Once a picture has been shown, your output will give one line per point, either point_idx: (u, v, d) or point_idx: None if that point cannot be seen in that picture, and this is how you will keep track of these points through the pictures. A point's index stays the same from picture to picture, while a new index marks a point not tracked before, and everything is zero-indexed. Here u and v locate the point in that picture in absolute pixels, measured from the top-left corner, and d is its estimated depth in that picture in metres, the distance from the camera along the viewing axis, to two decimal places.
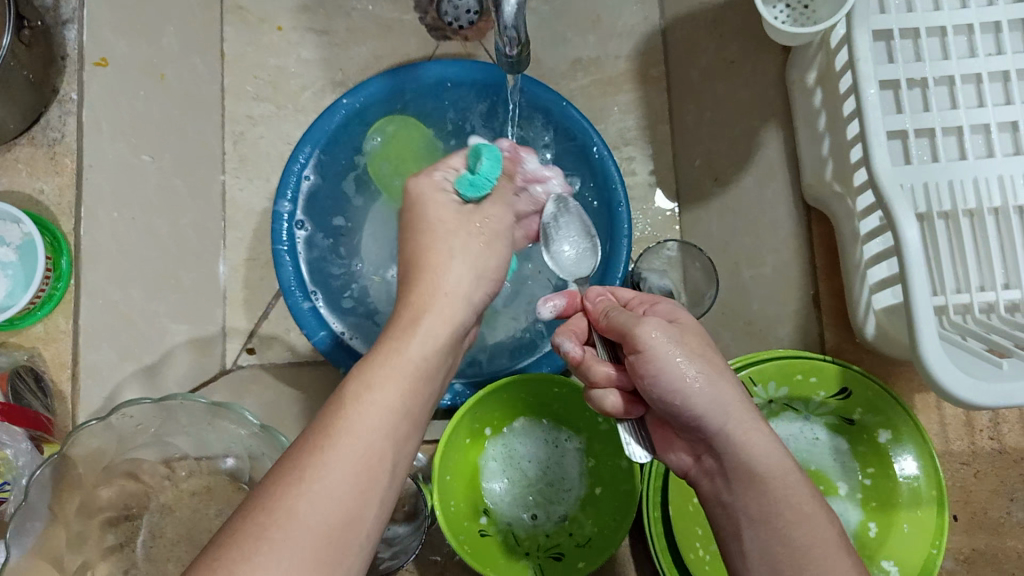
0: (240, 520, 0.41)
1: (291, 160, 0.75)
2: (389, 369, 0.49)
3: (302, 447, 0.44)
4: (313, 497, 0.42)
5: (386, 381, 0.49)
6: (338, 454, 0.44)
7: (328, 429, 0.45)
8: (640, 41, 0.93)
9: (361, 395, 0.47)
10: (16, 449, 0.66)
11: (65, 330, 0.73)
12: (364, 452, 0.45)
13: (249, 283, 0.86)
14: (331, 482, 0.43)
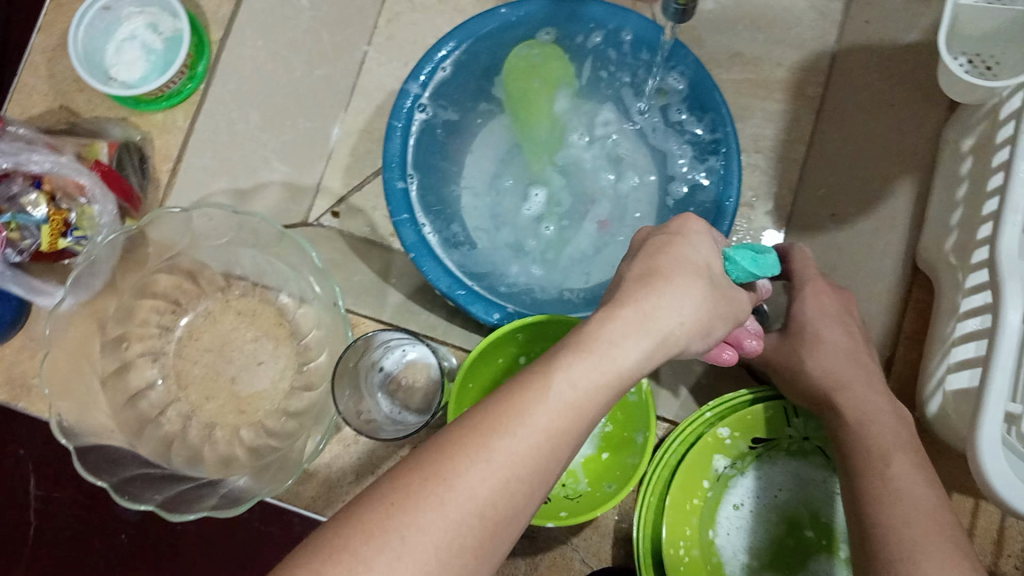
0: (397, 473, 0.38)
1: (434, 48, 0.76)
2: (611, 347, 0.42)
3: (482, 412, 0.40)
4: (474, 476, 0.37)
5: (585, 364, 0.41)
6: (516, 430, 0.39)
7: (502, 409, 0.39)
8: (808, 56, 0.90)
9: (556, 376, 0.40)
10: (103, 208, 0.67)
11: (180, 127, 0.77)
12: (546, 433, 0.39)
13: (357, 152, 0.86)
14: (501, 458, 0.38)
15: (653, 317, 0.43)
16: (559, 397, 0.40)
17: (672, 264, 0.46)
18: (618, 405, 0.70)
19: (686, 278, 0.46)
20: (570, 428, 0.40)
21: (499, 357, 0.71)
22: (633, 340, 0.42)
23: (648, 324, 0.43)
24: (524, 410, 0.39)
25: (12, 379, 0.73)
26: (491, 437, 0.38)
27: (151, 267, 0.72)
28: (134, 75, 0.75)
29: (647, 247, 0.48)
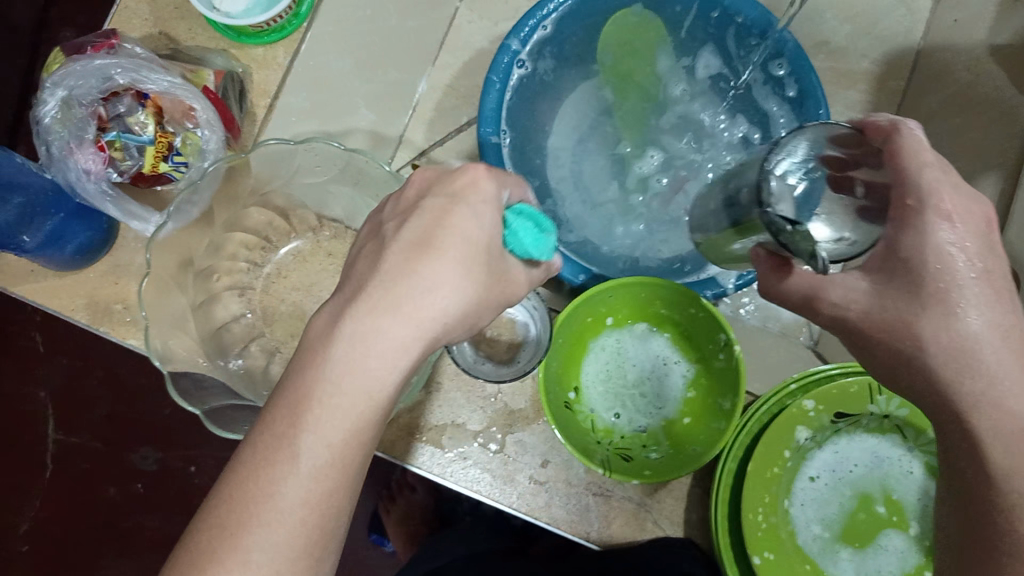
0: (200, 532, 0.40)
1: (538, 6, 0.75)
2: (365, 362, 0.41)
3: (253, 453, 0.41)
4: (256, 531, 0.39)
5: (334, 392, 0.41)
6: (287, 481, 0.40)
7: (264, 449, 0.41)
8: (892, 51, 0.92)
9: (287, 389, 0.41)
10: (210, 134, 0.66)
11: (280, 62, 0.76)
12: (318, 472, 0.40)
13: (441, 107, 0.85)
14: (284, 513, 0.40)
15: (390, 301, 0.42)
16: (338, 398, 0.41)
17: (450, 243, 0.43)
18: (703, 371, 0.71)
19: (462, 256, 0.43)
20: (338, 463, 0.41)
21: (586, 317, 0.70)
22: (399, 323, 0.42)
23: (394, 315, 0.42)
24: (299, 437, 0.40)
25: (95, 303, 0.73)
26: (281, 441, 0.40)
27: (243, 202, 0.71)
28: (237, 7, 0.74)
29: (422, 215, 0.44)
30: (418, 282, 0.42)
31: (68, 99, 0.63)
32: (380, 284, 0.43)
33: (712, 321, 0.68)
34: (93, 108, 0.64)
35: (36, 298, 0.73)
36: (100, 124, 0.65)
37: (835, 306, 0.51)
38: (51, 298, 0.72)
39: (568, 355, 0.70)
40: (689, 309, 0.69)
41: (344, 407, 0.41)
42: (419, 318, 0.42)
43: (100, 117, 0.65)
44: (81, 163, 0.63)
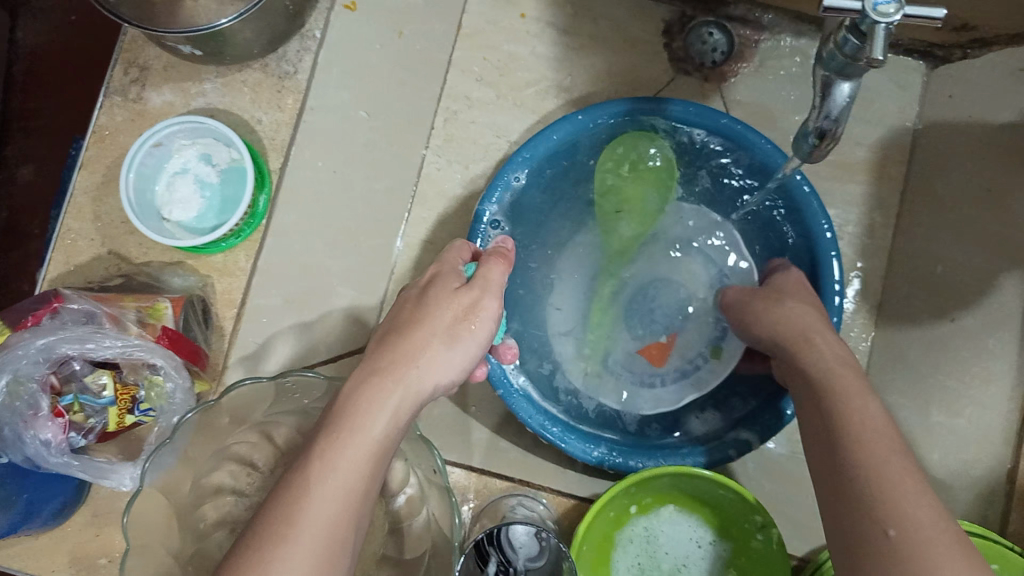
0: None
1: (507, 163, 0.71)
2: (364, 421, 0.47)
3: (269, 516, 0.42)
4: (288, 559, 0.40)
5: (345, 448, 0.45)
6: (302, 530, 0.41)
7: (280, 514, 0.42)
8: (888, 135, 0.87)
9: (319, 464, 0.44)
10: (176, 382, 0.61)
11: (242, 267, 0.72)
12: (335, 518, 0.42)
13: (422, 264, 0.76)
14: (297, 556, 0.40)
15: (303, 496, 0.42)
16: (332, 471, 0.44)
17: (351, 438, 0.46)
18: (742, 550, 0.65)
19: (384, 446, 0.47)
20: (358, 494, 0.44)
21: (610, 513, 0.64)
22: (382, 411, 0.48)
23: (310, 503, 0.42)
24: (308, 486, 0.43)
25: (77, 559, 0.66)
26: (274, 534, 0.41)
27: (226, 437, 0.65)
28: (189, 215, 0.69)
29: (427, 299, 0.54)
30: (333, 465, 0.44)
31: (15, 380, 0.56)
32: (348, 396, 0.48)
33: (744, 503, 0.62)
34: (45, 379, 0.58)
35: (12, 564, 0.66)
36: (53, 390, 0.59)
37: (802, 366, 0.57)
38: (29, 562, 0.66)
39: (595, 557, 0.64)
40: (717, 491, 0.63)
41: (352, 467, 0.45)
42: (323, 513, 0.42)
43: (54, 384, 0.59)
44: (40, 438, 0.58)
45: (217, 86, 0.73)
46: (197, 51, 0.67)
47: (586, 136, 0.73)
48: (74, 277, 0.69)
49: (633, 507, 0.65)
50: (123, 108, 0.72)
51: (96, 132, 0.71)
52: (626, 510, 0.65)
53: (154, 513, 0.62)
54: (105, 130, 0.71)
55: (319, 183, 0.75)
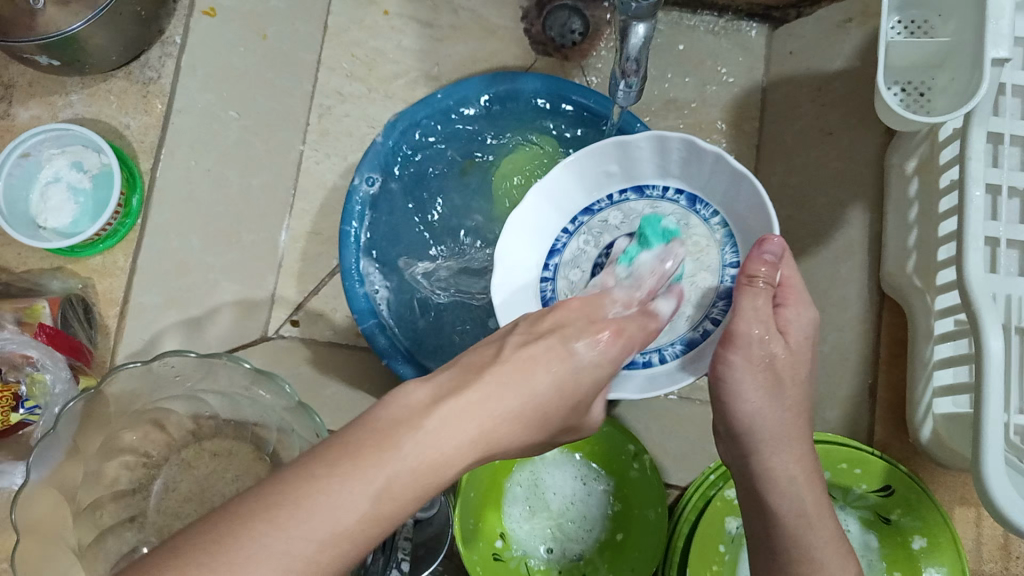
0: (249, 500, 0.36)
1: (375, 144, 0.76)
2: (473, 403, 0.43)
3: (325, 455, 0.38)
4: (327, 503, 0.36)
5: (437, 425, 0.41)
6: (358, 481, 0.37)
7: (339, 459, 0.38)
8: (740, 94, 0.93)
9: (411, 435, 0.40)
10: (56, 375, 0.64)
11: (121, 266, 0.75)
12: (386, 489, 0.38)
13: (307, 256, 0.80)
14: (341, 508, 0.37)
15: (399, 437, 0.39)
16: (409, 444, 0.39)
17: (471, 410, 0.42)
18: (623, 483, 0.70)
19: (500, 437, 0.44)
20: (426, 481, 0.40)
21: (494, 458, 0.69)
22: (494, 403, 0.43)
23: (399, 450, 0.39)
24: (387, 444, 0.39)
25: None
26: (324, 477, 0.37)
27: (115, 426, 0.67)
28: (64, 220, 0.71)
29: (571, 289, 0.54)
30: (420, 436, 0.40)
31: None
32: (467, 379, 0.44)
33: (617, 433, 0.68)
34: None
35: None
36: None
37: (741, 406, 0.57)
38: None
39: (485, 501, 0.69)
40: (594, 426, 0.69)
41: (432, 448, 0.40)
42: (414, 466, 0.39)
43: None
44: None
45: (83, 97, 0.77)
46: (55, 61, 0.70)
47: (434, 123, 0.79)
48: None
49: None
50: None
51: None
52: (512, 455, 0.70)
53: (40, 510, 0.62)
54: None
55: (193, 182, 0.78)
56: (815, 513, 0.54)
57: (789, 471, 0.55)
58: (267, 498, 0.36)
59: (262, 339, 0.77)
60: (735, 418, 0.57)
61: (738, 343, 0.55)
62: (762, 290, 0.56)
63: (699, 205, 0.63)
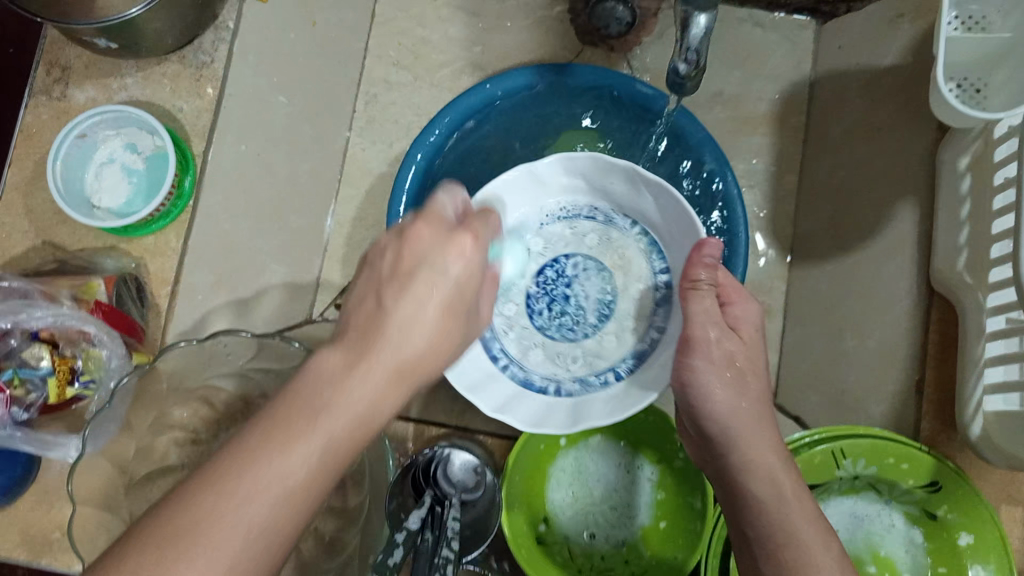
0: (146, 530, 0.35)
1: (427, 128, 0.77)
2: (345, 387, 0.39)
3: (198, 476, 0.36)
4: (217, 535, 0.35)
5: (296, 426, 0.37)
6: (239, 501, 0.35)
7: (211, 474, 0.36)
8: (786, 87, 0.95)
9: (262, 445, 0.37)
10: (111, 350, 0.65)
11: (174, 248, 0.73)
12: (253, 509, 0.36)
13: (351, 241, 0.86)
14: (223, 542, 0.35)
15: (327, 401, 0.38)
16: (264, 457, 0.36)
17: (314, 400, 0.38)
18: (667, 471, 0.70)
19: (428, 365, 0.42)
20: (306, 487, 0.37)
21: (540, 443, 0.69)
22: (382, 366, 0.40)
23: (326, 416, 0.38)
24: (249, 460, 0.36)
25: (31, 537, 0.67)
26: (201, 500, 0.35)
27: (167, 402, 0.67)
28: (118, 202, 0.73)
29: (410, 283, 0.42)
30: (271, 440, 0.37)
31: None
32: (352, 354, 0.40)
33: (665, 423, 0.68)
34: None
35: None
36: None
37: (710, 416, 0.61)
38: None
39: (530, 486, 0.69)
40: (638, 414, 0.70)
41: (299, 459, 0.37)
42: (269, 493, 0.36)
43: None
44: None
45: (137, 80, 0.76)
46: (112, 43, 0.71)
47: (496, 106, 0.80)
48: (9, 268, 0.71)
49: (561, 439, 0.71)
50: (48, 106, 0.75)
51: (23, 129, 0.74)
52: (556, 441, 0.70)
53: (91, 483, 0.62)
54: (32, 128, 0.74)
55: (243, 164, 0.77)
56: (794, 497, 0.57)
57: (766, 465, 0.58)
58: (158, 529, 0.35)
59: (307, 321, 0.82)
60: (706, 421, 0.62)
61: (698, 348, 0.62)
62: (707, 292, 0.63)
63: (616, 218, 0.72)
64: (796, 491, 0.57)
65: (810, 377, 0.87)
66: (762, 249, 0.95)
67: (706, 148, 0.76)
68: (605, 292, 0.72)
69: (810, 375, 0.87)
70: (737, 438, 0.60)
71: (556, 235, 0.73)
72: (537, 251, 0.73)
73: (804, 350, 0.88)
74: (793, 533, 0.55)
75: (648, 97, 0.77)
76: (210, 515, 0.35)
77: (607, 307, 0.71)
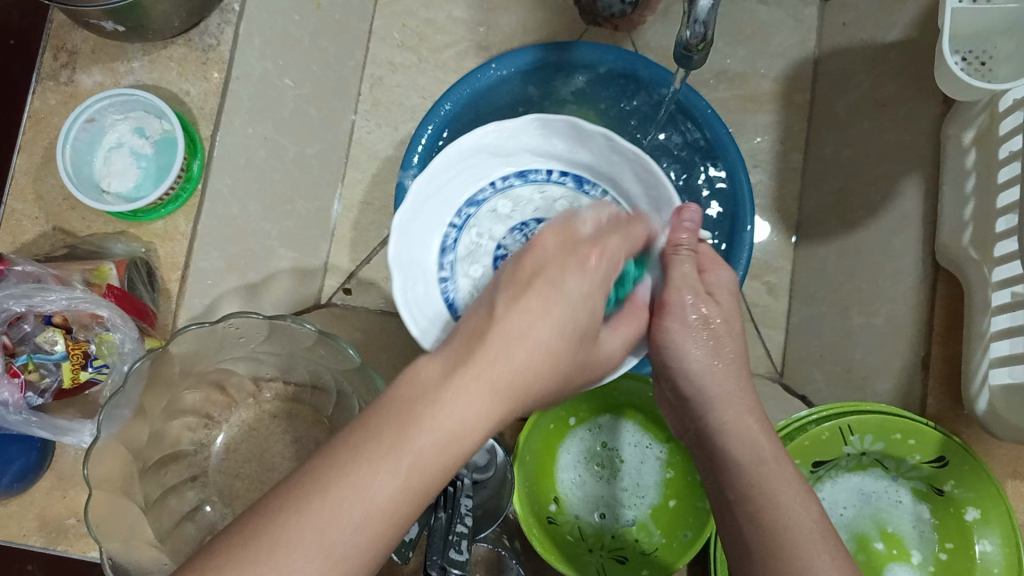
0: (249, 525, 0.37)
1: (434, 108, 0.77)
2: (448, 401, 0.40)
3: (290, 488, 0.37)
4: (301, 546, 0.36)
5: (403, 453, 0.38)
6: (327, 506, 0.36)
7: (311, 479, 0.37)
8: (791, 65, 0.95)
9: (391, 450, 0.38)
10: (125, 334, 0.65)
11: (183, 232, 0.72)
12: (344, 528, 0.36)
13: (359, 224, 0.89)
14: (310, 549, 0.36)
15: (426, 412, 0.40)
16: (382, 465, 0.38)
17: (457, 397, 0.41)
18: (675, 450, 0.71)
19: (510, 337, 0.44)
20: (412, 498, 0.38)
21: (549, 423, 0.70)
22: (503, 358, 0.42)
23: (434, 415, 0.40)
24: (350, 468, 0.37)
25: (46, 522, 0.68)
26: (298, 513, 0.36)
27: (179, 386, 0.67)
28: (127, 184, 0.73)
29: (531, 292, 0.45)
30: (380, 461, 0.38)
31: None
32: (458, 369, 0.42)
33: None
34: None
35: None
36: (8, 351, 0.64)
37: (689, 383, 0.60)
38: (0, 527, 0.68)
39: (541, 466, 0.70)
40: (647, 393, 0.70)
41: (407, 465, 0.38)
42: (373, 511, 0.37)
43: (8, 345, 0.64)
44: None
45: (144, 64, 0.75)
46: (120, 26, 0.70)
47: (497, 87, 0.80)
48: (21, 253, 0.72)
49: (570, 418, 0.72)
50: (55, 91, 0.75)
51: (31, 116, 0.74)
52: (565, 420, 0.72)
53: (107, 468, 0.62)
54: (39, 114, 0.74)
55: (249, 150, 0.76)
56: (774, 461, 0.55)
57: (744, 424, 0.57)
58: (250, 537, 0.36)
59: (316, 305, 0.86)
60: (683, 385, 0.61)
61: (672, 311, 0.60)
62: (687, 257, 0.61)
63: (585, 185, 0.74)
64: (777, 456, 0.55)
65: (816, 356, 0.87)
66: (768, 228, 0.95)
67: (712, 127, 0.77)
68: None
69: (815, 355, 0.87)
70: (715, 402, 0.59)
71: (524, 199, 0.74)
72: (506, 216, 0.73)
73: (810, 328, 0.89)
74: (771, 492, 0.53)
75: (645, 73, 0.77)
76: (296, 520, 0.36)
77: None
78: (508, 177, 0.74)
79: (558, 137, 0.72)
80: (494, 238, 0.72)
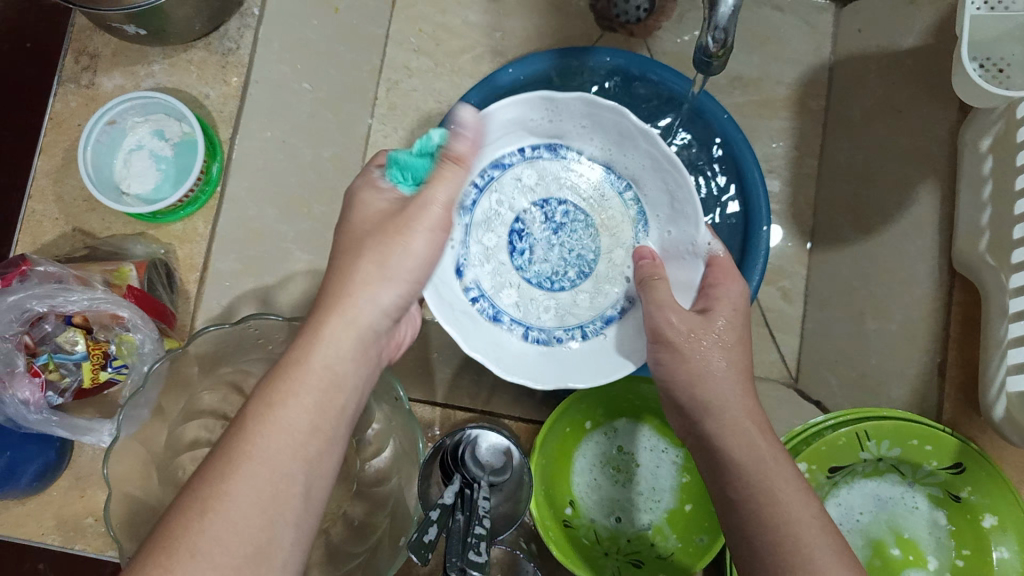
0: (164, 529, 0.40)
1: None
2: (314, 371, 0.47)
3: (207, 473, 0.42)
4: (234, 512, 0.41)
5: (296, 417, 0.45)
6: (230, 500, 0.41)
7: (216, 471, 0.42)
8: (806, 71, 0.95)
9: (263, 431, 0.44)
10: (145, 335, 0.66)
11: (202, 234, 0.76)
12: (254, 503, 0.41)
13: None
14: (230, 532, 0.40)
15: (322, 374, 0.47)
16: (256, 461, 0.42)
17: (315, 378, 0.47)
18: (691, 454, 0.71)
19: (374, 337, 0.50)
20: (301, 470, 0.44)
21: (566, 427, 0.70)
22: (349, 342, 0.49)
23: (313, 384, 0.46)
24: (257, 442, 0.43)
25: (63, 520, 0.69)
26: (199, 513, 0.40)
27: (197, 386, 0.67)
28: (146, 186, 0.73)
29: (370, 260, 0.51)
30: (271, 428, 0.44)
31: None
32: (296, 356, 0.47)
33: None
34: (19, 339, 0.63)
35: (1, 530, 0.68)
36: (28, 351, 0.64)
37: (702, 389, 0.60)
38: (19, 526, 0.68)
39: (556, 469, 0.70)
40: (663, 398, 0.70)
41: (294, 427, 0.44)
42: (289, 465, 0.43)
43: (28, 344, 0.64)
44: (19, 395, 0.63)
45: (164, 67, 0.78)
46: (141, 29, 0.71)
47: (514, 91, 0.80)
48: (41, 253, 0.73)
49: (587, 422, 0.72)
50: (77, 94, 0.76)
51: (52, 118, 0.76)
52: (582, 424, 0.72)
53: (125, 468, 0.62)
54: (61, 116, 0.76)
55: (269, 150, 0.79)
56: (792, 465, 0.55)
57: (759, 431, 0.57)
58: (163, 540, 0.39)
59: None
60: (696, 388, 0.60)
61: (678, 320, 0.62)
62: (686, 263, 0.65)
63: (614, 175, 0.76)
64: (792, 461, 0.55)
65: (831, 362, 0.87)
66: (782, 234, 0.95)
67: (728, 133, 0.77)
68: (587, 250, 0.75)
69: (830, 361, 0.87)
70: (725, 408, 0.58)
71: (549, 173, 0.76)
72: (529, 187, 0.75)
73: (825, 333, 0.89)
74: (771, 489, 0.53)
75: (660, 78, 0.78)
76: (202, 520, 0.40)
77: (586, 264, 0.75)
78: (538, 147, 0.75)
79: (598, 123, 0.72)
80: (514, 209, 0.75)
